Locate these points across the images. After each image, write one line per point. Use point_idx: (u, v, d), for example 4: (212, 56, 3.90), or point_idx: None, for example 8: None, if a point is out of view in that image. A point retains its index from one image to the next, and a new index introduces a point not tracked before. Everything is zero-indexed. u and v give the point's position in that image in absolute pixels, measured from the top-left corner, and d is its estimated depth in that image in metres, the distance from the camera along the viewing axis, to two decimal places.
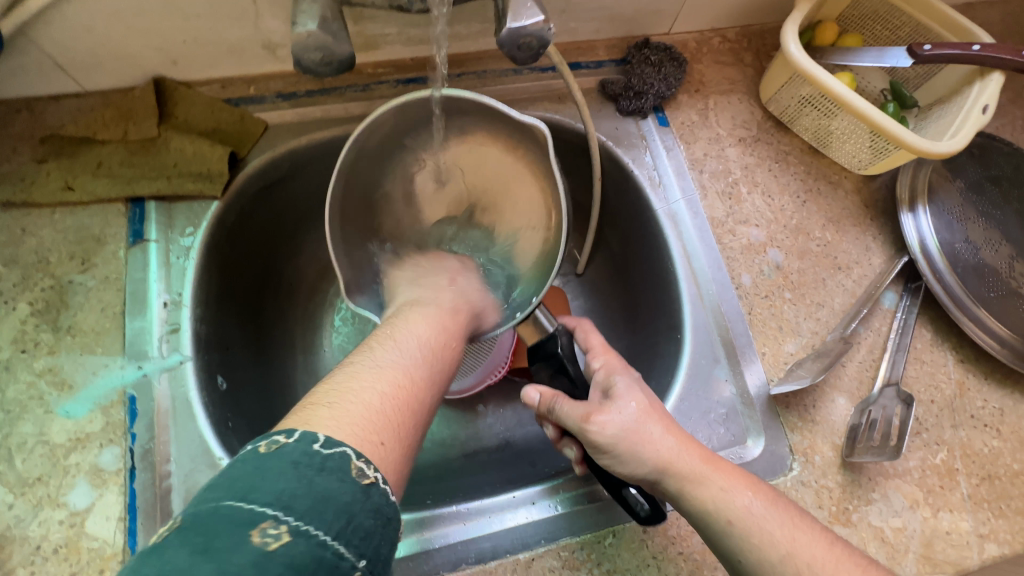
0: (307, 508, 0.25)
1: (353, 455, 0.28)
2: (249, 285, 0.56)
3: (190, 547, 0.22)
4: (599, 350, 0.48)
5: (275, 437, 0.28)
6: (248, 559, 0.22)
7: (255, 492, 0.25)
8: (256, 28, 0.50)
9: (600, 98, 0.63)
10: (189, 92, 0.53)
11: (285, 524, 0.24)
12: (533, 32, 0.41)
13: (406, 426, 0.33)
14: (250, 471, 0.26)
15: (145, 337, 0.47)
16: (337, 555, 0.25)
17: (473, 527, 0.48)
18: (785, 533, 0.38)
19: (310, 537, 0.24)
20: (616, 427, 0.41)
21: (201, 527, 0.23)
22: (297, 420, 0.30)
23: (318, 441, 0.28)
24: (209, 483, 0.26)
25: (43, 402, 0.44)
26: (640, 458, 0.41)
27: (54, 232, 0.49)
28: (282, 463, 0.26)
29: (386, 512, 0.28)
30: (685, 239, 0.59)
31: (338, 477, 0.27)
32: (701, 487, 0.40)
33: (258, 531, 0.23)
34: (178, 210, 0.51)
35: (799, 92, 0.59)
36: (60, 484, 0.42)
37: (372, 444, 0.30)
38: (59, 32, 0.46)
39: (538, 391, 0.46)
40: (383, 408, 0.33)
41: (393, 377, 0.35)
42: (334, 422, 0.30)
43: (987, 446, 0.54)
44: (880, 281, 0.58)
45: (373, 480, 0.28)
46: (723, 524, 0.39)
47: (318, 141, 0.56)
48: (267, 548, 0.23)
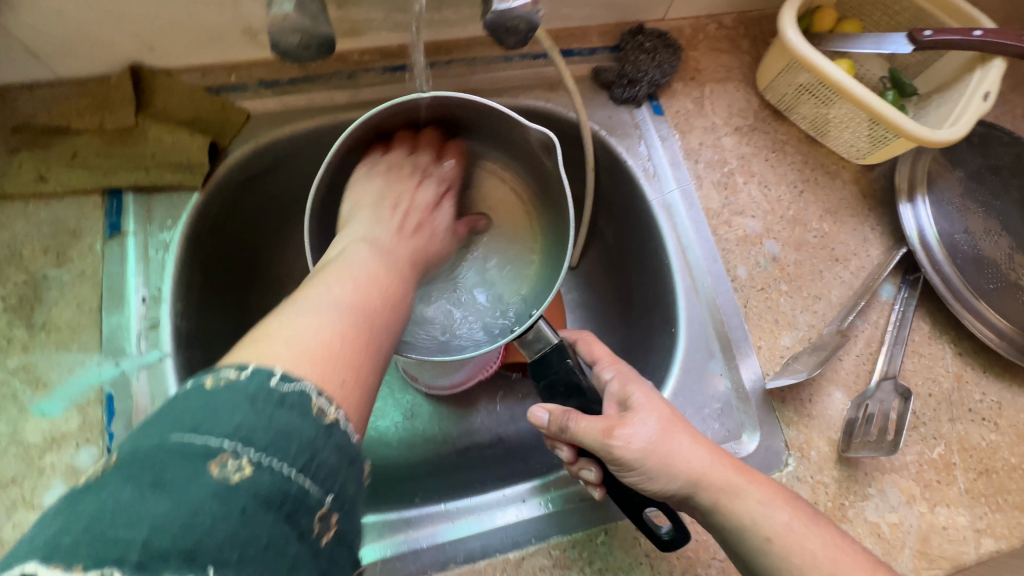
0: (268, 443, 0.24)
1: (313, 393, 0.27)
2: (231, 279, 0.55)
3: (137, 483, 0.22)
4: (608, 361, 0.47)
5: (224, 371, 0.27)
6: (205, 491, 0.22)
7: (209, 424, 0.24)
8: (235, 13, 0.48)
9: (593, 86, 0.61)
10: (169, 81, 0.51)
11: (245, 457, 0.24)
12: (521, 15, 0.39)
13: (361, 361, 0.31)
14: (199, 406, 0.25)
15: (123, 333, 0.45)
16: (303, 490, 0.24)
17: (461, 525, 0.47)
18: (827, 553, 0.38)
19: (273, 470, 0.24)
20: (642, 441, 0.40)
21: (150, 462, 0.23)
22: (253, 353, 0.28)
23: (275, 376, 0.27)
24: (153, 419, 0.25)
25: (17, 400, 0.42)
26: (672, 473, 0.40)
27: (29, 225, 0.47)
28: (236, 396, 0.25)
29: (350, 451, 0.27)
30: (679, 231, 0.58)
31: (298, 412, 0.26)
32: (737, 501, 0.40)
33: (215, 464, 0.23)
34: (157, 202, 0.50)
35: (797, 79, 0.57)
36: (35, 484, 0.40)
37: (332, 384, 0.28)
38: (28, 17, 0.44)
39: (547, 411, 0.42)
40: (335, 346, 0.30)
41: (336, 314, 0.33)
42: (286, 359, 0.28)
43: (985, 440, 0.53)
44: (878, 272, 0.57)
45: (335, 419, 0.27)
46: (761, 541, 0.39)
47: (303, 131, 0.55)
48: (227, 481, 0.23)
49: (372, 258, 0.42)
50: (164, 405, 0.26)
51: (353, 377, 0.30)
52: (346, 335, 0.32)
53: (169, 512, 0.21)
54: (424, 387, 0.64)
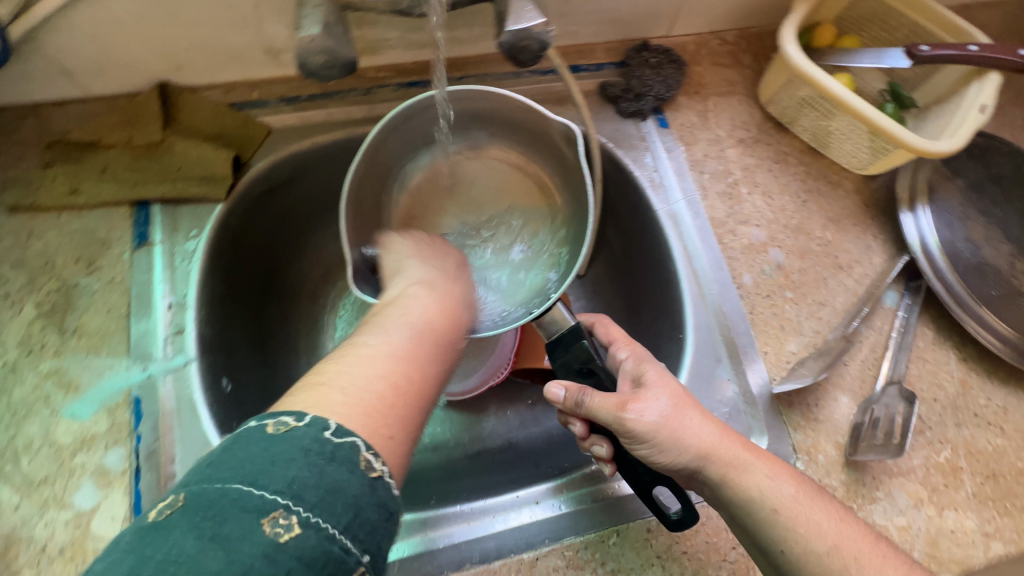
0: (317, 501, 0.25)
1: (363, 447, 0.28)
2: (253, 289, 0.57)
3: (198, 533, 0.23)
4: (622, 342, 0.48)
5: (285, 419, 0.28)
6: (256, 549, 0.23)
7: (265, 477, 0.25)
8: (259, 34, 0.51)
9: (600, 100, 0.63)
10: (194, 98, 0.53)
11: (295, 514, 0.24)
12: (533, 34, 0.41)
13: (408, 410, 0.32)
14: (257, 456, 0.26)
15: (150, 339, 0.47)
16: (343, 550, 0.25)
17: (476, 527, 0.48)
18: (832, 525, 0.39)
19: (319, 530, 0.25)
20: (654, 415, 0.41)
21: (210, 510, 0.24)
22: (305, 403, 0.29)
23: (329, 429, 0.28)
24: (214, 461, 0.26)
25: (49, 403, 0.44)
26: (684, 446, 0.41)
27: (61, 235, 0.49)
28: (294, 449, 0.26)
29: (390, 507, 0.28)
30: (685, 239, 0.59)
31: (347, 469, 0.27)
32: (745, 474, 0.41)
33: (269, 522, 0.24)
34: (182, 214, 0.52)
35: (797, 93, 0.59)
36: (66, 484, 0.42)
37: (382, 438, 0.29)
38: (66, 39, 0.46)
39: (563, 387, 0.44)
40: (387, 396, 0.31)
41: (391, 363, 0.33)
42: (342, 408, 0.29)
43: (991, 444, 0.53)
44: (881, 280, 0.58)
45: (379, 474, 0.28)
46: (768, 513, 0.40)
47: (321, 145, 0.57)
48: (278, 539, 0.23)
49: (426, 295, 0.41)
50: (221, 446, 0.27)
51: (401, 433, 0.31)
52: (399, 386, 0.32)
53: (224, 569, 0.22)
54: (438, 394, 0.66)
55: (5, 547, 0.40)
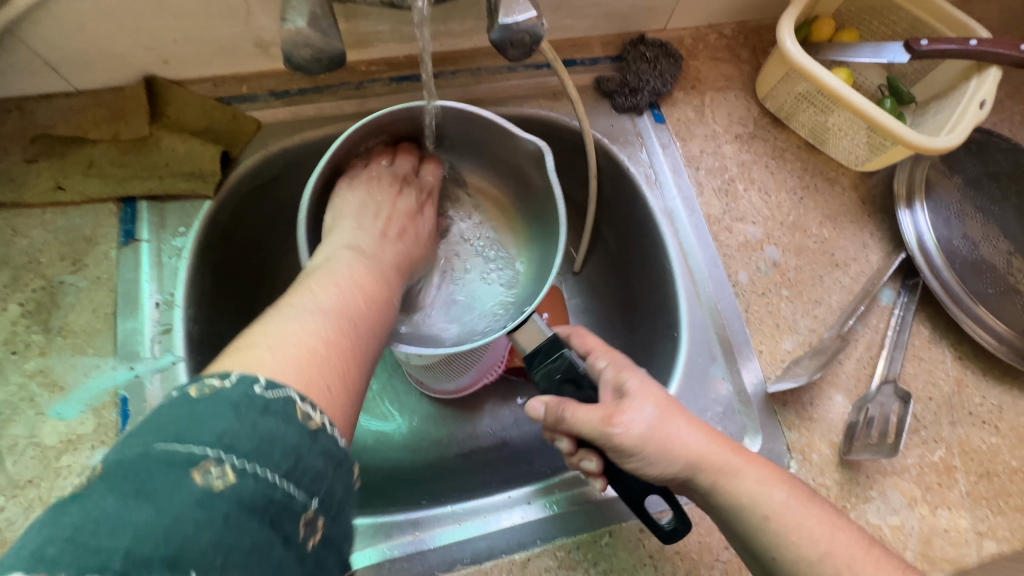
0: (252, 450, 0.25)
1: (298, 399, 0.28)
2: (241, 285, 0.56)
3: (121, 492, 0.22)
4: (600, 350, 0.47)
5: (208, 380, 0.27)
6: (186, 499, 0.22)
7: (192, 432, 0.24)
8: (248, 26, 0.50)
9: (594, 95, 0.62)
10: (183, 92, 0.52)
11: (228, 464, 0.24)
12: (525, 28, 0.40)
13: (350, 373, 0.33)
14: (181, 414, 0.25)
15: (138, 337, 0.47)
16: (288, 495, 0.25)
17: (468, 527, 0.48)
18: (825, 531, 0.38)
19: (256, 477, 0.24)
20: (641, 427, 0.41)
21: (133, 472, 0.23)
22: (235, 362, 0.29)
23: (258, 384, 0.27)
24: (135, 427, 0.25)
25: (34, 403, 0.43)
26: (669, 456, 0.40)
27: (45, 232, 0.48)
28: (221, 405, 0.26)
29: (336, 454, 0.28)
30: (680, 235, 0.58)
31: (283, 418, 0.27)
32: (734, 481, 0.40)
33: (198, 472, 0.23)
34: (170, 209, 0.51)
35: (795, 88, 0.58)
36: (52, 486, 0.41)
37: (320, 388, 0.30)
38: (49, 30, 0.45)
39: (543, 402, 0.44)
40: (324, 352, 0.33)
41: (322, 322, 0.35)
42: (276, 363, 0.29)
43: (986, 443, 0.53)
44: (877, 278, 0.58)
45: (320, 424, 0.28)
46: (758, 519, 0.39)
47: (311, 140, 0.56)
48: (207, 488, 0.23)
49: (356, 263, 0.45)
50: (150, 413, 0.26)
51: (341, 391, 0.32)
52: (332, 340, 0.34)
53: (150, 521, 0.21)
54: (429, 392, 0.64)
55: None
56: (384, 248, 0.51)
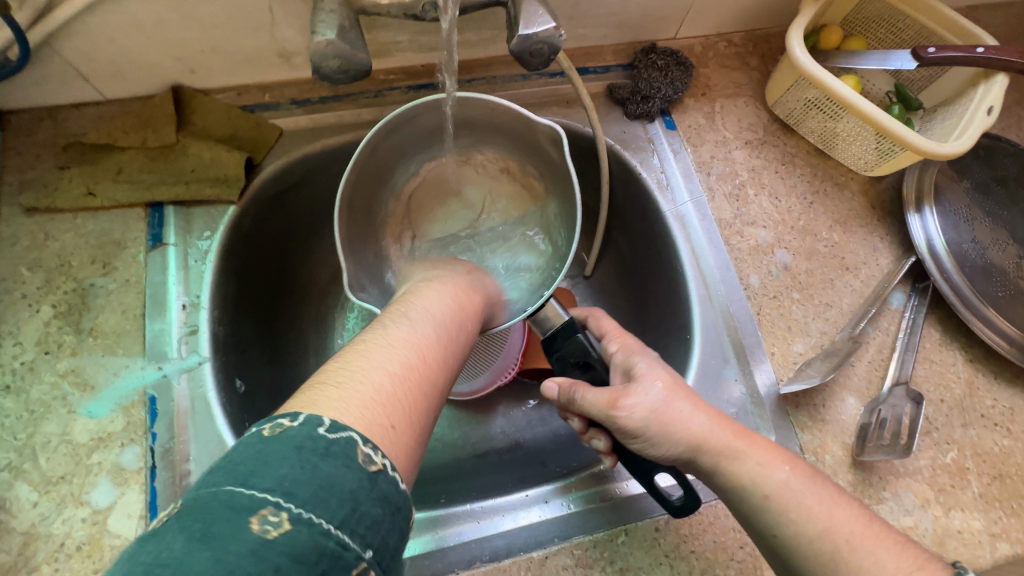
0: (311, 496, 0.23)
1: (359, 440, 0.26)
2: (264, 288, 0.57)
3: (185, 534, 0.21)
4: (613, 334, 0.48)
5: (279, 420, 0.26)
6: (243, 548, 0.20)
7: (256, 476, 0.23)
8: (272, 37, 0.51)
9: (607, 102, 0.64)
10: (208, 100, 0.54)
11: (286, 511, 0.22)
12: (544, 39, 0.42)
13: (415, 410, 0.31)
14: (248, 456, 0.24)
15: (165, 338, 0.48)
16: (341, 546, 0.23)
17: (486, 525, 0.48)
18: (825, 508, 0.37)
19: (313, 525, 0.22)
20: (645, 409, 0.41)
21: (201, 513, 0.22)
22: (301, 402, 0.28)
23: (323, 425, 0.26)
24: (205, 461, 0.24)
25: (66, 402, 0.44)
26: (671, 437, 0.41)
27: (76, 237, 0.50)
28: (284, 446, 0.24)
29: (395, 501, 0.26)
30: (692, 239, 0.59)
31: (343, 463, 0.25)
32: (735, 463, 0.40)
33: (257, 519, 0.21)
34: (196, 215, 0.52)
35: (804, 95, 0.59)
36: (83, 482, 0.42)
37: (382, 427, 0.28)
38: (84, 42, 0.47)
39: (557, 382, 0.46)
40: (394, 391, 0.31)
41: (401, 359, 0.33)
42: (341, 403, 0.28)
43: (998, 445, 0.54)
44: (887, 281, 0.59)
45: (380, 466, 0.26)
46: (759, 499, 0.39)
47: (331, 146, 0.57)
48: (266, 537, 0.21)
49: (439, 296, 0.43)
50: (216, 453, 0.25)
51: (404, 424, 0.30)
52: (410, 379, 0.32)
53: (207, 569, 0.19)
54: None
55: (24, 543, 0.40)
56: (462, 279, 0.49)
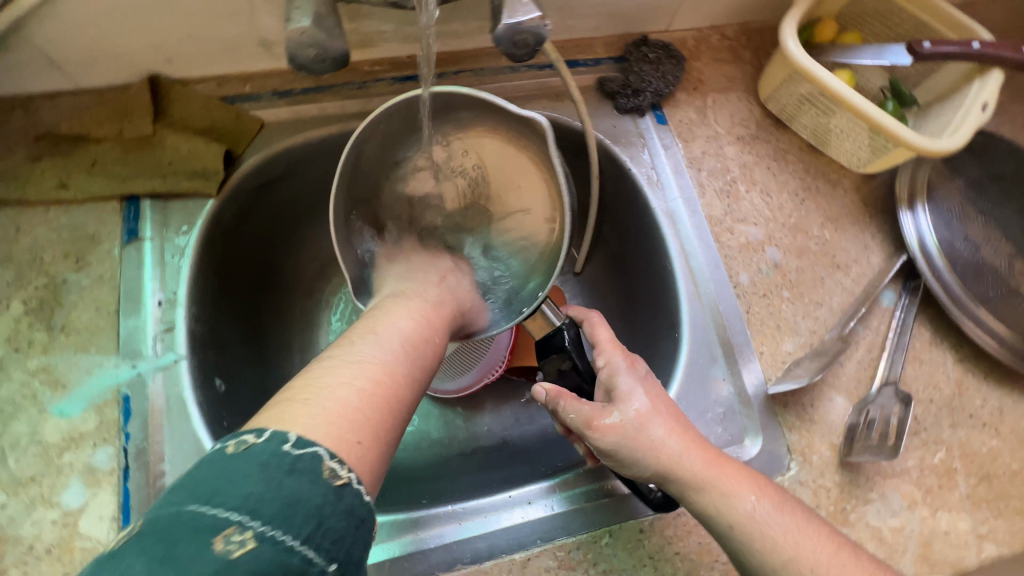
0: (275, 513, 0.23)
1: (326, 456, 0.26)
2: (245, 283, 0.56)
3: (148, 556, 0.21)
4: (605, 346, 0.46)
5: (244, 437, 0.26)
6: (207, 569, 0.21)
7: (221, 494, 0.23)
8: (251, 26, 0.50)
9: (597, 95, 0.62)
10: (186, 91, 0.52)
11: (251, 529, 0.23)
12: (529, 29, 0.40)
13: (384, 425, 0.30)
14: (212, 474, 0.24)
15: (140, 336, 0.47)
16: (306, 561, 0.24)
17: (469, 526, 0.48)
18: (789, 538, 0.37)
19: (277, 542, 0.23)
20: (618, 433, 0.40)
21: (162, 533, 0.22)
22: (271, 418, 0.28)
23: (289, 441, 0.26)
24: (173, 484, 0.24)
25: (37, 401, 0.43)
26: (641, 462, 0.41)
27: (49, 230, 0.48)
28: (249, 464, 0.25)
29: (360, 514, 0.26)
30: (682, 237, 0.58)
31: (309, 479, 0.25)
32: (701, 493, 0.40)
33: (221, 539, 0.22)
34: (173, 208, 0.51)
35: (797, 90, 0.58)
36: (53, 483, 0.42)
37: (348, 443, 0.28)
38: (54, 29, 0.45)
39: (544, 389, 0.44)
40: (360, 407, 0.30)
41: (366, 373, 0.32)
42: (310, 419, 0.28)
43: (986, 446, 0.53)
44: (878, 280, 0.58)
45: (346, 481, 0.26)
46: (725, 527, 0.39)
47: (315, 140, 0.56)
48: (230, 556, 0.22)
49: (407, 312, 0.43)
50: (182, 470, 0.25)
51: (372, 437, 0.29)
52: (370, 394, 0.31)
53: None
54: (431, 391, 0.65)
55: None
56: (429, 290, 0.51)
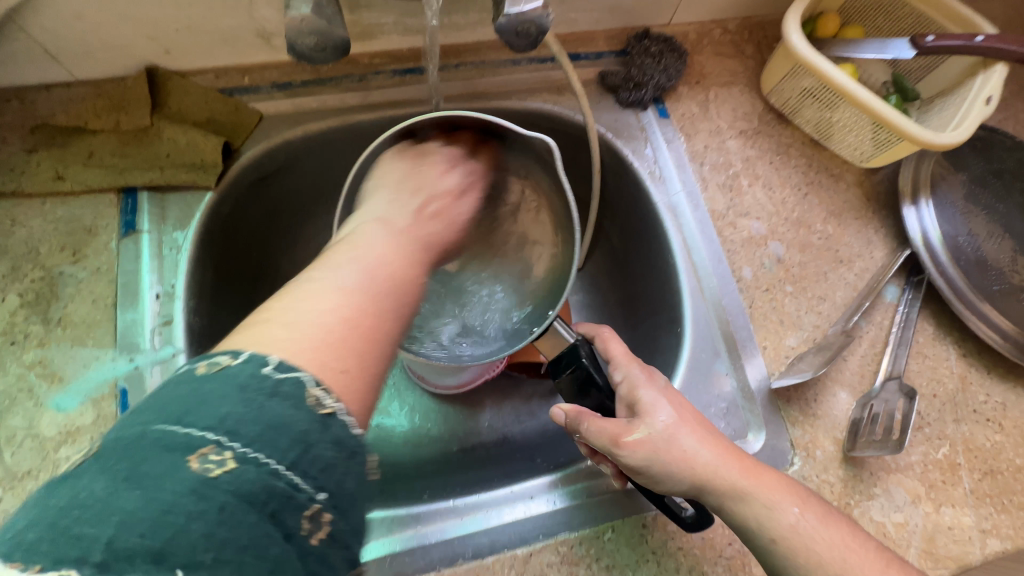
0: (256, 436, 0.23)
1: (309, 383, 0.26)
2: (242, 278, 0.56)
3: (112, 475, 0.21)
4: (621, 361, 0.46)
5: (220, 357, 0.26)
6: (182, 487, 0.21)
7: (193, 415, 0.23)
8: (250, 17, 0.49)
9: (599, 89, 0.62)
10: (184, 82, 0.52)
11: (229, 450, 0.22)
12: (531, 18, 0.40)
13: (368, 355, 0.30)
14: (188, 393, 0.24)
15: (138, 329, 0.46)
16: (290, 486, 0.23)
17: (470, 521, 0.47)
18: (834, 554, 0.37)
19: (258, 466, 0.23)
20: (649, 449, 0.40)
21: (131, 453, 0.22)
22: (246, 339, 0.27)
23: (269, 365, 0.25)
24: (144, 403, 0.24)
25: (33, 394, 0.43)
26: (674, 476, 0.40)
27: (45, 222, 0.48)
28: (226, 386, 0.24)
29: (349, 444, 0.26)
30: (685, 232, 0.58)
31: (292, 405, 0.25)
32: (742, 504, 0.39)
33: (197, 459, 0.22)
34: (171, 201, 0.51)
35: (800, 83, 0.58)
36: (50, 477, 0.41)
37: (333, 372, 0.27)
38: (50, 18, 0.45)
39: (564, 411, 0.44)
40: (341, 333, 0.29)
41: (345, 296, 0.31)
42: (288, 347, 0.27)
43: (990, 441, 0.53)
44: (882, 274, 0.57)
45: (332, 410, 0.26)
46: (766, 541, 0.38)
47: (314, 133, 0.55)
48: (207, 476, 0.22)
49: (390, 242, 0.39)
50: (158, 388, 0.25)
51: (357, 365, 0.29)
52: (354, 326, 0.30)
53: (142, 507, 0.20)
54: (431, 387, 0.65)
55: None
56: (424, 216, 0.47)
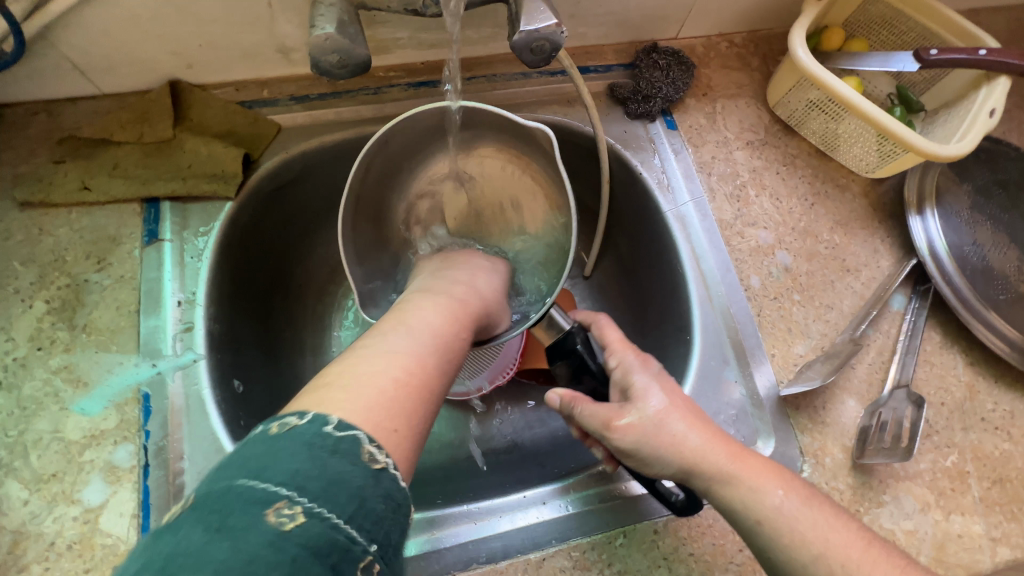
0: (321, 491, 0.24)
1: (365, 439, 0.27)
2: (262, 286, 0.57)
3: (205, 525, 0.22)
4: (616, 346, 0.47)
5: (287, 419, 0.27)
6: (262, 538, 0.22)
7: (269, 471, 0.24)
8: (271, 33, 0.51)
9: (608, 101, 0.63)
10: (205, 95, 0.53)
11: (299, 504, 0.23)
12: (546, 35, 0.41)
13: (413, 411, 0.31)
14: (262, 452, 0.25)
15: (160, 335, 0.47)
16: (350, 539, 0.24)
17: (484, 526, 0.48)
18: (818, 533, 0.37)
19: (324, 519, 0.24)
20: (638, 431, 0.41)
21: (216, 506, 0.23)
22: (311, 402, 0.28)
23: (330, 423, 0.27)
24: (219, 463, 0.25)
25: (58, 399, 0.44)
26: (663, 459, 0.41)
27: (71, 231, 0.49)
28: (295, 445, 0.26)
29: (397, 498, 0.27)
30: (693, 239, 0.59)
31: (350, 461, 0.26)
32: (728, 487, 0.40)
33: (272, 512, 0.23)
34: (192, 210, 0.52)
35: (806, 95, 0.59)
36: (75, 480, 0.42)
37: (384, 431, 0.28)
38: (80, 35, 0.47)
39: (559, 395, 0.46)
40: (394, 394, 0.30)
41: (399, 363, 0.32)
42: (346, 404, 0.28)
43: (999, 449, 0.53)
44: (888, 283, 0.58)
45: (384, 465, 0.27)
46: (751, 522, 0.39)
47: (330, 144, 0.57)
48: (282, 528, 0.22)
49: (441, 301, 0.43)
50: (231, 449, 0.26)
51: (406, 424, 0.30)
52: (407, 385, 0.31)
53: (228, 558, 0.21)
54: None
55: (14, 542, 0.40)
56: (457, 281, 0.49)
